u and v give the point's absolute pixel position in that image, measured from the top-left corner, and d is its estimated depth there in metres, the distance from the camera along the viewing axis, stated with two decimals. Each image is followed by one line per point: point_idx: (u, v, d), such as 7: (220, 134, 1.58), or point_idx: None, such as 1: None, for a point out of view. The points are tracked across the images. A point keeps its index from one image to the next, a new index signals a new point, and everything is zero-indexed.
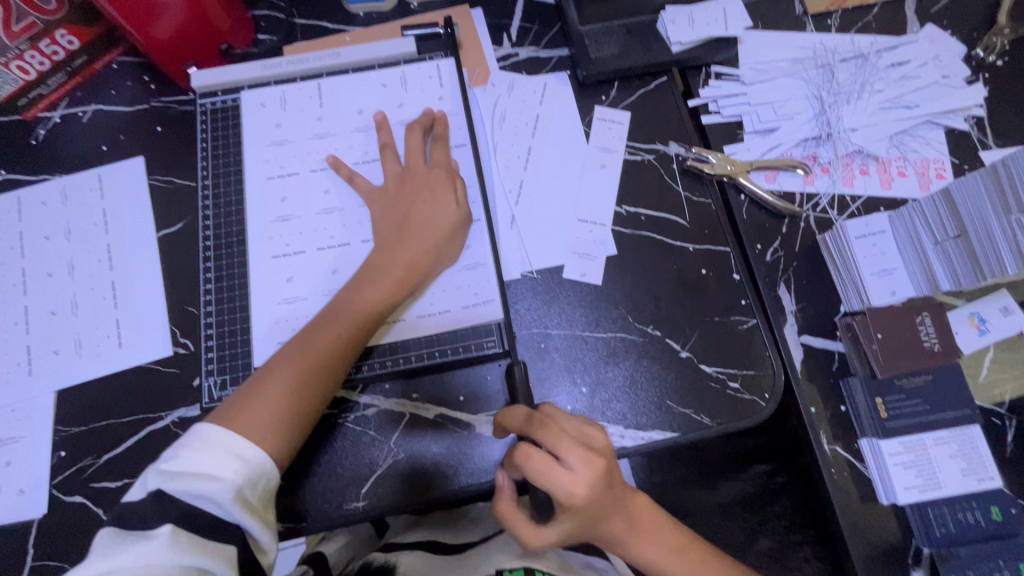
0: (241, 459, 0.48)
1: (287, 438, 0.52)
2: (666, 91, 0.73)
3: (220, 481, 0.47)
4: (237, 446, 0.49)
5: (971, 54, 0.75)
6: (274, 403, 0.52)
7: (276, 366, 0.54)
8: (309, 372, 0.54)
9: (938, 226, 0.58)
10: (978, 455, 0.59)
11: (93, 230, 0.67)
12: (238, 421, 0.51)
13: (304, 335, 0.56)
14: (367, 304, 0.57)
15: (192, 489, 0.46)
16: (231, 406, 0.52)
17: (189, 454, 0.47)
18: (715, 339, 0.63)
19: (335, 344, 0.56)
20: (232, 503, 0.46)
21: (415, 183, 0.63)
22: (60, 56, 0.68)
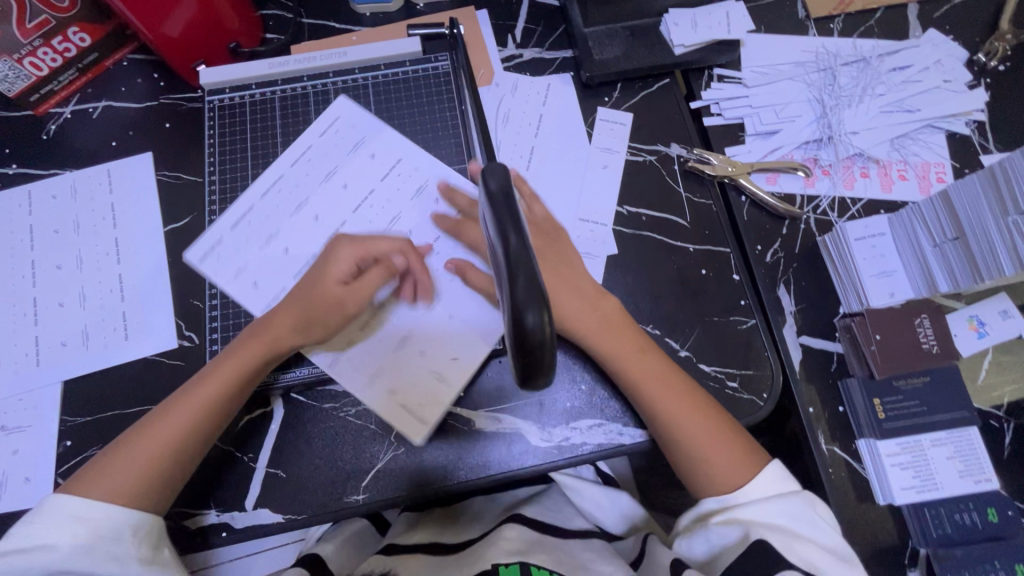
0: (81, 521, 0.49)
1: (158, 491, 0.53)
2: (668, 93, 0.73)
3: (57, 550, 0.48)
4: (88, 509, 0.50)
5: (973, 58, 0.75)
6: (154, 448, 0.53)
7: (164, 414, 0.55)
8: (191, 417, 0.55)
9: (937, 228, 0.58)
10: (975, 457, 0.59)
11: (101, 224, 0.68)
12: (99, 481, 0.51)
13: (187, 388, 0.56)
14: (252, 351, 0.56)
15: (33, 564, 0.47)
16: (95, 466, 0.53)
17: (36, 529, 0.49)
18: (714, 339, 0.63)
19: (219, 397, 0.55)
20: (82, 561, 0.48)
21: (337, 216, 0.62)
22: (72, 52, 0.70)
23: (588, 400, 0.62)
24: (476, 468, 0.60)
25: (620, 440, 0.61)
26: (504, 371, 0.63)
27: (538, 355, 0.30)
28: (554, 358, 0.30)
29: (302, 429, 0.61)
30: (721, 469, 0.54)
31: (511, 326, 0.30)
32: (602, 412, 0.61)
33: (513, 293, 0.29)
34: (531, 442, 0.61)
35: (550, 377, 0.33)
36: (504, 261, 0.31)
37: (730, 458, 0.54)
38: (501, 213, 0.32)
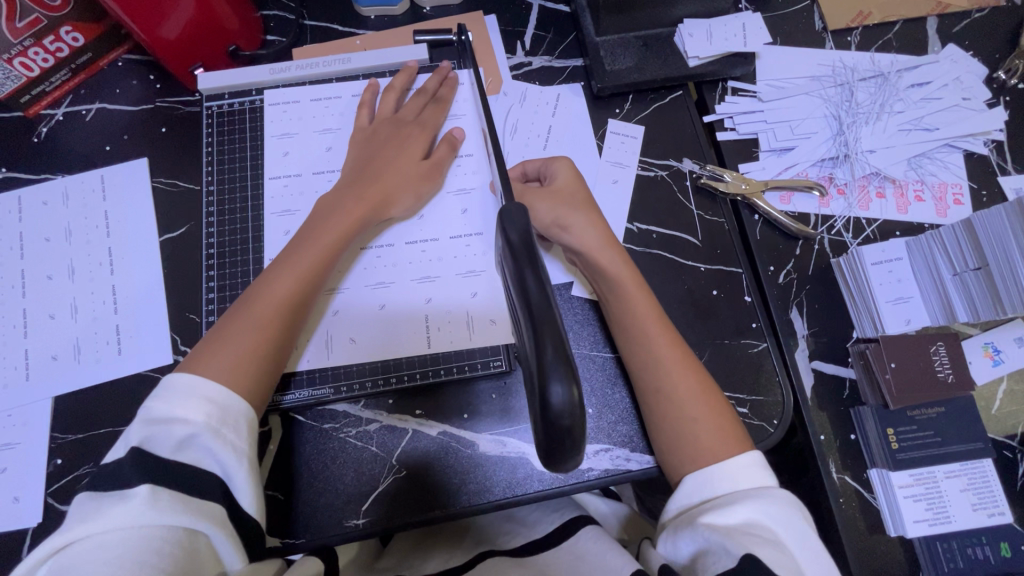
0: (210, 400, 0.46)
1: (262, 373, 0.51)
2: (680, 106, 0.71)
3: (190, 424, 0.45)
4: (210, 388, 0.47)
5: (993, 75, 0.74)
6: (268, 312, 0.52)
7: (253, 301, 0.52)
8: (298, 280, 0.54)
9: (958, 257, 0.57)
10: (989, 490, 0.58)
11: (94, 232, 0.65)
12: (204, 361, 0.48)
13: (270, 275, 0.54)
14: (336, 236, 0.56)
15: (166, 435, 0.44)
16: (197, 349, 0.50)
17: (162, 403, 0.45)
18: (725, 362, 0.62)
19: (305, 282, 0.54)
20: (212, 442, 0.45)
21: (403, 134, 0.64)
22: (64, 52, 0.67)
23: (594, 425, 0.60)
24: (480, 492, 0.59)
25: (626, 467, 0.59)
26: (509, 392, 0.62)
27: (567, 431, 0.29)
28: (583, 436, 0.28)
29: (299, 453, 0.59)
30: (706, 446, 0.51)
31: (535, 394, 0.29)
32: (609, 436, 0.60)
33: (539, 356, 0.28)
34: (536, 467, 0.59)
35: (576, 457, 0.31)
36: (528, 316, 0.30)
37: (713, 433, 0.52)
38: (522, 265, 0.31)
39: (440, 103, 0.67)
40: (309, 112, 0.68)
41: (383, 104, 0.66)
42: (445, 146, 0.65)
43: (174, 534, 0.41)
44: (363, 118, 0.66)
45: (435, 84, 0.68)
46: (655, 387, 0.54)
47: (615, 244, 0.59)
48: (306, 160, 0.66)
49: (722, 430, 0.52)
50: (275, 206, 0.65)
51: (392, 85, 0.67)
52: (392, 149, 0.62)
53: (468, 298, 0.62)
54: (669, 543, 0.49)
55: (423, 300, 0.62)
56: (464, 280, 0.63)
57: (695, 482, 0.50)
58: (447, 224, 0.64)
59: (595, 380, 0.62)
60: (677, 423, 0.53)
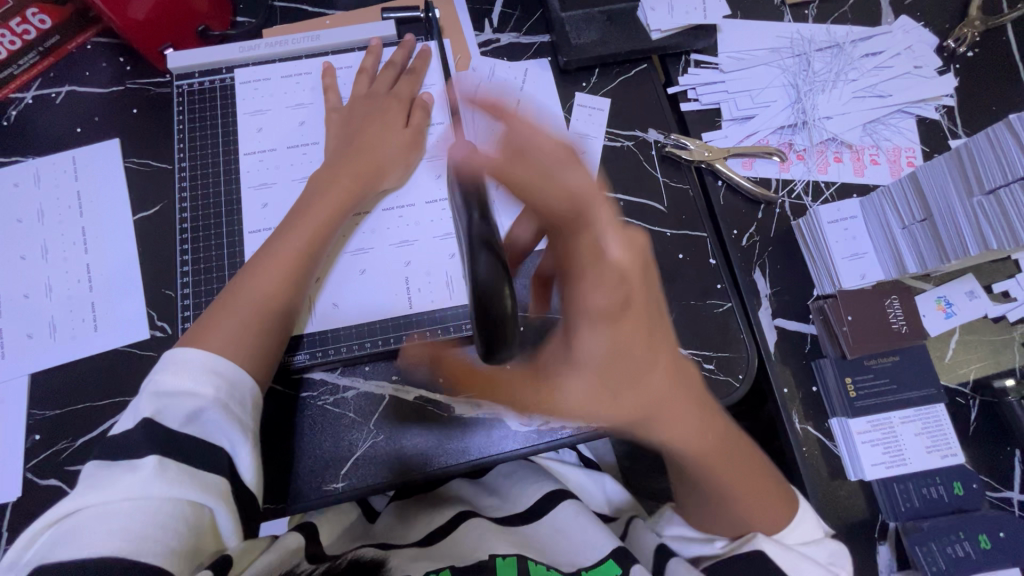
0: (219, 374, 0.47)
1: (263, 353, 0.52)
2: (645, 79, 0.74)
3: (200, 398, 0.45)
4: (216, 359, 0.47)
5: (944, 44, 0.76)
6: (267, 289, 0.53)
7: (243, 288, 0.53)
8: (295, 258, 0.55)
9: (906, 210, 0.59)
10: (942, 432, 0.61)
11: (68, 213, 0.66)
12: (210, 336, 0.49)
13: (267, 250, 0.56)
14: (322, 226, 0.57)
15: (177, 408, 0.44)
16: (197, 330, 0.50)
17: (170, 377, 0.46)
18: (691, 321, 0.64)
19: (303, 259, 0.56)
20: (222, 417, 0.46)
21: (377, 106, 0.65)
22: (32, 35, 0.67)
23: None
24: (459, 452, 0.60)
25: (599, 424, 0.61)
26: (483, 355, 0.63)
27: (502, 324, 0.35)
28: (516, 330, 0.35)
29: (279, 421, 0.60)
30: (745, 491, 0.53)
31: (472, 291, 0.35)
32: None
33: (477, 270, 0.34)
34: (512, 427, 0.61)
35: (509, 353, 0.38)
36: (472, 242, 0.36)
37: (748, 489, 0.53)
38: (472, 211, 0.37)
39: (411, 74, 0.69)
40: (285, 87, 0.69)
41: (355, 84, 0.67)
42: (422, 112, 0.67)
43: (179, 508, 0.42)
44: (332, 101, 0.67)
45: (402, 57, 0.69)
46: (713, 486, 0.54)
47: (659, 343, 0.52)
48: (278, 134, 0.67)
49: (772, 496, 0.54)
50: (247, 181, 0.66)
51: (363, 67, 0.68)
52: (374, 121, 0.64)
53: (441, 265, 0.63)
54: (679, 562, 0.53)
55: (402, 265, 0.63)
56: (436, 246, 0.64)
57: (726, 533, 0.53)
58: (420, 195, 0.66)
59: None
60: (740, 506, 0.54)
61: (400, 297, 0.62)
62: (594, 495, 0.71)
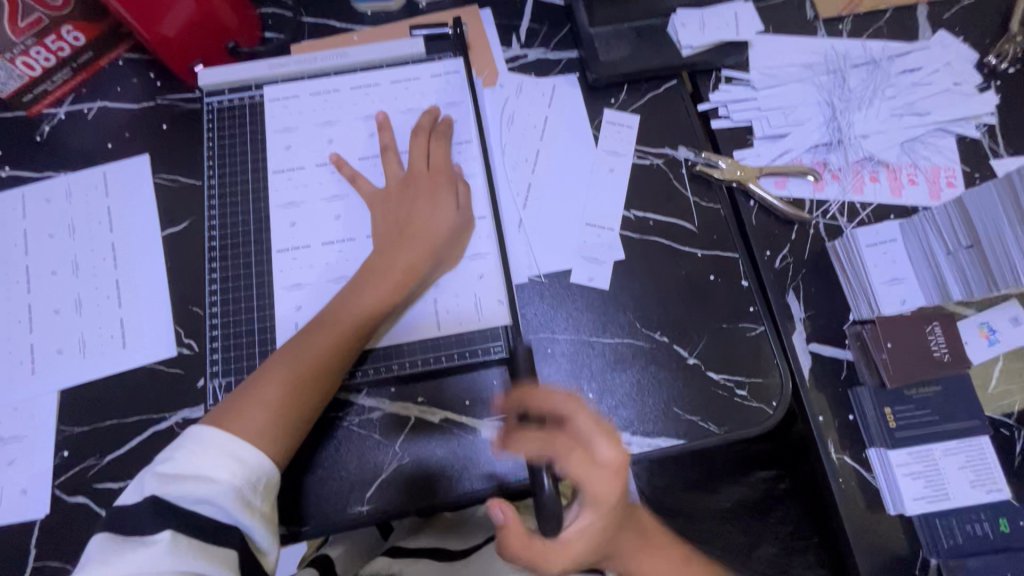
0: (239, 460, 0.47)
1: (286, 448, 0.51)
2: (674, 96, 0.72)
3: (216, 484, 0.45)
4: (239, 448, 0.48)
5: (984, 60, 0.74)
6: (304, 373, 0.53)
7: (276, 371, 0.53)
8: (334, 344, 0.55)
9: (951, 235, 0.57)
10: (986, 467, 0.59)
11: (98, 228, 0.66)
12: (238, 419, 0.49)
13: (313, 329, 0.55)
14: (351, 319, 0.56)
15: (190, 491, 0.44)
16: (228, 406, 0.51)
17: (188, 458, 0.46)
18: (724, 346, 0.63)
19: (345, 345, 0.55)
20: (231, 506, 0.45)
21: (416, 188, 0.63)
22: (66, 52, 0.68)
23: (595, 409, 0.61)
24: (485, 478, 0.59)
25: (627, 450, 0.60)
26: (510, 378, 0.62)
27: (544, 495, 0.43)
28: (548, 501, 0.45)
29: (305, 440, 0.59)
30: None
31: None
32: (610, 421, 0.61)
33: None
34: None
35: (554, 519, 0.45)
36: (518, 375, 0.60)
37: None
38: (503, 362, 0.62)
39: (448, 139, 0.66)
40: (314, 103, 0.69)
41: (387, 162, 0.65)
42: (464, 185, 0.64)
43: None
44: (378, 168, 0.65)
45: (428, 123, 0.66)
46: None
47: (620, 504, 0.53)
48: (306, 152, 0.67)
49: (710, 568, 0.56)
50: (276, 198, 0.65)
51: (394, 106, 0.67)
52: (428, 191, 0.62)
53: (468, 287, 0.63)
54: None
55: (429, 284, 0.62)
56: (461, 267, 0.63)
57: None
58: None
59: (595, 366, 0.62)
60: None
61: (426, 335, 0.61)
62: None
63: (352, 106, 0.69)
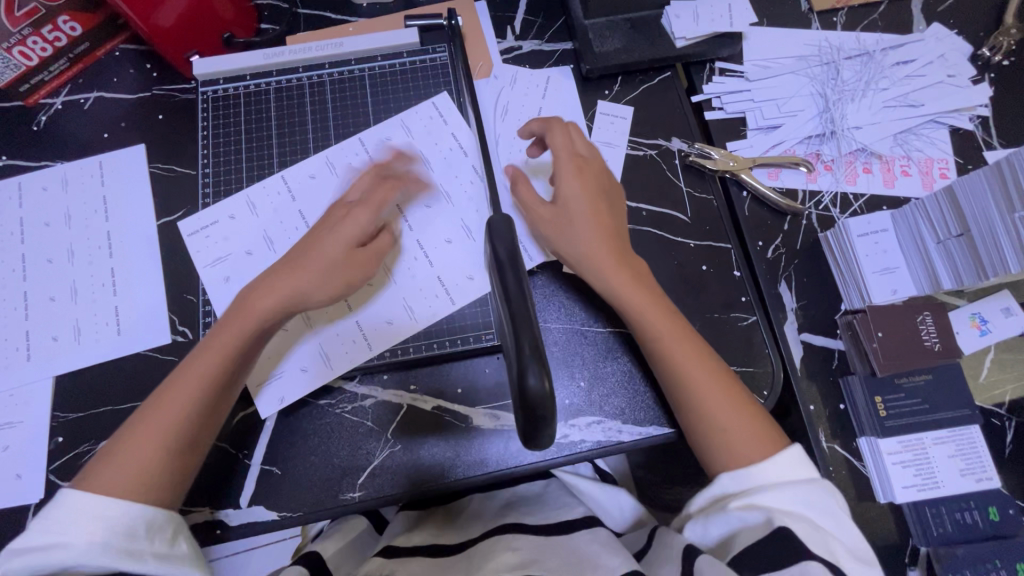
0: (98, 519, 0.45)
1: (175, 479, 0.49)
2: (669, 87, 0.72)
3: (71, 548, 0.44)
4: (103, 504, 0.46)
5: (978, 52, 0.74)
6: (178, 402, 0.50)
7: (152, 408, 0.50)
8: (209, 366, 0.51)
9: (941, 224, 0.58)
10: (976, 456, 0.59)
11: (94, 217, 0.67)
12: (103, 474, 0.47)
13: (190, 357, 0.52)
14: (285, 293, 0.53)
15: (48, 557, 0.44)
16: (100, 459, 0.49)
17: (45, 530, 0.45)
18: (715, 335, 0.63)
19: (222, 363, 0.51)
20: (100, 559, 0.44)
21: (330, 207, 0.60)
22: (62, 42, 0.68)
23: (587, 397, 0.61)
24: (477, 464, 0.60)
25: (619, 439, 0.60)
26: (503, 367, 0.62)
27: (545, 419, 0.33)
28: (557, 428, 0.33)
29: (300, 427, 0.60)
30: (739, 444, 0.51)
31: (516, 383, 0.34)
32: (601, 409, 0.61)
33: (519, 351, 0.33)
34: None
35: (550, 431, 0.35)
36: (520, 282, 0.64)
37: (747, 429, 0.51)
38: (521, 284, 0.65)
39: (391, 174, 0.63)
40: (309, 94, 0.69)
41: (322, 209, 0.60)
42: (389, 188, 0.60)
43: None
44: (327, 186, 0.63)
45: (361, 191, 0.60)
46: (695, 421, 0.53)
47: (663, 305, 0.56)
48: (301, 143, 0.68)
49: (756, 429, 0.52)
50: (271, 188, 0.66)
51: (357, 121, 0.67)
52: (338, 211, 0.58)
53: (461, 277, 0.63)
54: (698, 526, 0.49)
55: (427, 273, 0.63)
56: (454, 258, 0.64)
57: (729, 480, 0.49)
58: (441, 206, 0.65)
59: (587, 355, 0.62)
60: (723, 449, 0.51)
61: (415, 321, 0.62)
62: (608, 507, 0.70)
63: (346, 96, 0.69)
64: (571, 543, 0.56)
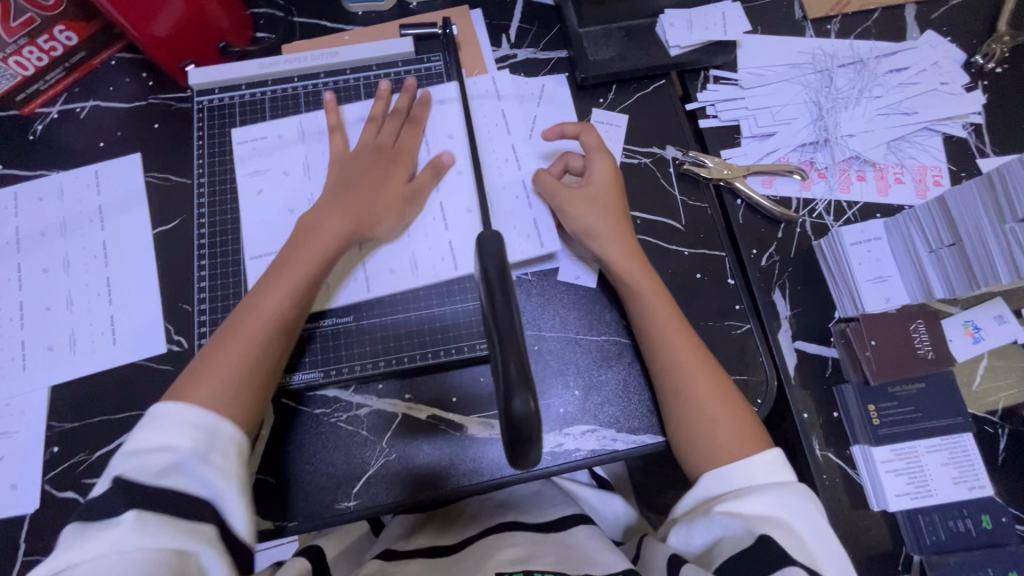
0: (194, 427, 0.46)
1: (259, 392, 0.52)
2: (663, 95, 0.73)
3: (174, 452, 0.45)
4: (194, 412, 0.47)
5: (972, 60, 0.75)
6: (270, 310, 0.54)
7: (245, 316, 0.53)
8: (298, 275, 0.56)
9: (933, 234, 0.58)
10: (970, 464, 0.59)
11: (90, 226, 0.67)
12: (193, 390, 0.49)
13: (275, 269, 0.56)
14: (359, 217, 0.59)
15: (151, 464, 0.44)
16: (185, 380, 0.51)
17: (147, 434, 0.46)
18: (709, 343, 0.63)
19: (312, 271, 0.56)
20: (197, 474, 0.45)
21: (370, 159, 0.63)
22: (59, 51, 0.68)
23: (581, 406, 0.61)
24: (472, 474, 0.60)
25: (613, 447, 0.60)
26: None
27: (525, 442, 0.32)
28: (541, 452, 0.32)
29: (294, 436, 0.60)
30: (726, 442, 0.52)
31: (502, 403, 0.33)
32: (595, 418, 0.61)
33: (506, 376, 0.32)
34: None
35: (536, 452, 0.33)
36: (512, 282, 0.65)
37: (732, 426, 0.53)
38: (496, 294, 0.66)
39: (414, 122, 0.67)
40: (304, 103, 0.69)
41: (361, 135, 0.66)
42: (428, 172, 0.64)
43: (163, 554, 0.42)
44: (338, 145, 0.65)
45: (381, 110, 0.67)
46: (686, 415, 0.54)
47: (660, 296, 0.59)
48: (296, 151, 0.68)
49: (741, 426, 0.53)
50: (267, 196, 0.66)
51: (374, 110, 0.66)
52: (377, 169, 0.62)
53: (456, 287, 0.64)
54: (681, 533, 0.50)
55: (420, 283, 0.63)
56: (447, 268, 0.64)
57: (711, 479, 0.51)
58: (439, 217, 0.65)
59: (582, 363, 0.63)
60: (711, 450, 0.53)
61: (410, 330, 0.62)
62: (604, 514, 0.71)
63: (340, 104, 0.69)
64: (569, 541, 0.57)
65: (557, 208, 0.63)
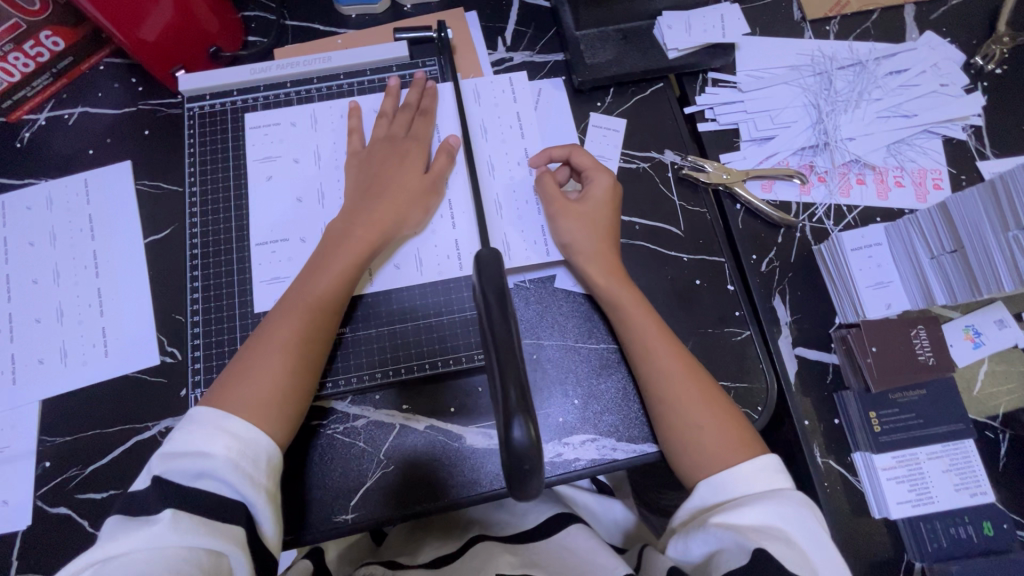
0: (231, 435, 0.46)
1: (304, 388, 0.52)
2: (661, 98, 0.72)
3: (210, 458, 0.44)
4: (228, 419, 0.46)
5: (971, 61, 0.74)
6: (313, 299, 0.55)
7: (285, 312, 0.54)
8: (338, 270, 0.56)
9: (934, 240, 0.57)
10: (971, 470, 0.59)
11: (80, 236, 0.66)
12: (228, 394, 0.49)
13: (311, 271, 0.57)
14: (387, 222, 0.59)
15: (187, 467, 0.43)
16: (220, 384, 0.50)
17: (183, 438, 0.45)
18: (709, 351, 0.62)
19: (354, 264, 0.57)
20: (233, 477, 0.44)
21: (384, 150, 0.63)
22: (45, 57, 0.67)
23: (580, 415, 0.61)
24: (469, 486, 0.59)
25: (613, 457, 0.59)
26: None
27: (525, 474, 0.31)
28: (541, 484, 0.31)
29: (290, 449, 0.59)
30: (722, 452, 0.52)
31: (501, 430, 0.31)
32: (595, 427, 0.60)
33: (504, 401, 0.31)
34: None
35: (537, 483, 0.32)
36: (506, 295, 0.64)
37: (730, 441, 0.52)
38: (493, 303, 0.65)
39: (426, 114, 0.66)
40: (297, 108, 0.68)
41: (374, 128, 0.65)
42: (444, 155, 0.64)
43: (196, 555, 0.40)
44: (354, 143, 0.65)
45: (391, 105, 0.66)
46: (674, 425, 0.54)
47: (647, 310, 0.59)
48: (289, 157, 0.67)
49: (735, 436, 0.53)
50: (260, 204, 0.65)
51: (382, 109, 0.66)
52: (394, 164, 0.62)
53: (453, 296, 0.63)
54: (681, 545, 0.49)
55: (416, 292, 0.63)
56: (444, 280, 0.63)
57: (709, 488, 0.50)
58: (437, 228, 0.64)
59: (581, 371, 0.62)
60: (697, 462, 0.52)
61: (408, 340, 0.62)
62: (604, 521, 0.70)
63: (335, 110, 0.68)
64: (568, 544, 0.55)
65: (550, 217, 0.62)
